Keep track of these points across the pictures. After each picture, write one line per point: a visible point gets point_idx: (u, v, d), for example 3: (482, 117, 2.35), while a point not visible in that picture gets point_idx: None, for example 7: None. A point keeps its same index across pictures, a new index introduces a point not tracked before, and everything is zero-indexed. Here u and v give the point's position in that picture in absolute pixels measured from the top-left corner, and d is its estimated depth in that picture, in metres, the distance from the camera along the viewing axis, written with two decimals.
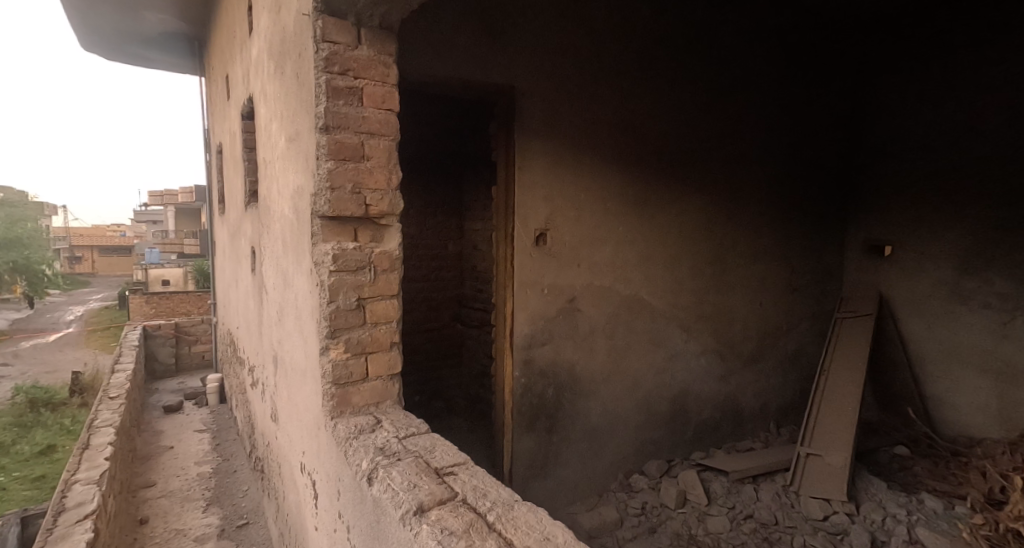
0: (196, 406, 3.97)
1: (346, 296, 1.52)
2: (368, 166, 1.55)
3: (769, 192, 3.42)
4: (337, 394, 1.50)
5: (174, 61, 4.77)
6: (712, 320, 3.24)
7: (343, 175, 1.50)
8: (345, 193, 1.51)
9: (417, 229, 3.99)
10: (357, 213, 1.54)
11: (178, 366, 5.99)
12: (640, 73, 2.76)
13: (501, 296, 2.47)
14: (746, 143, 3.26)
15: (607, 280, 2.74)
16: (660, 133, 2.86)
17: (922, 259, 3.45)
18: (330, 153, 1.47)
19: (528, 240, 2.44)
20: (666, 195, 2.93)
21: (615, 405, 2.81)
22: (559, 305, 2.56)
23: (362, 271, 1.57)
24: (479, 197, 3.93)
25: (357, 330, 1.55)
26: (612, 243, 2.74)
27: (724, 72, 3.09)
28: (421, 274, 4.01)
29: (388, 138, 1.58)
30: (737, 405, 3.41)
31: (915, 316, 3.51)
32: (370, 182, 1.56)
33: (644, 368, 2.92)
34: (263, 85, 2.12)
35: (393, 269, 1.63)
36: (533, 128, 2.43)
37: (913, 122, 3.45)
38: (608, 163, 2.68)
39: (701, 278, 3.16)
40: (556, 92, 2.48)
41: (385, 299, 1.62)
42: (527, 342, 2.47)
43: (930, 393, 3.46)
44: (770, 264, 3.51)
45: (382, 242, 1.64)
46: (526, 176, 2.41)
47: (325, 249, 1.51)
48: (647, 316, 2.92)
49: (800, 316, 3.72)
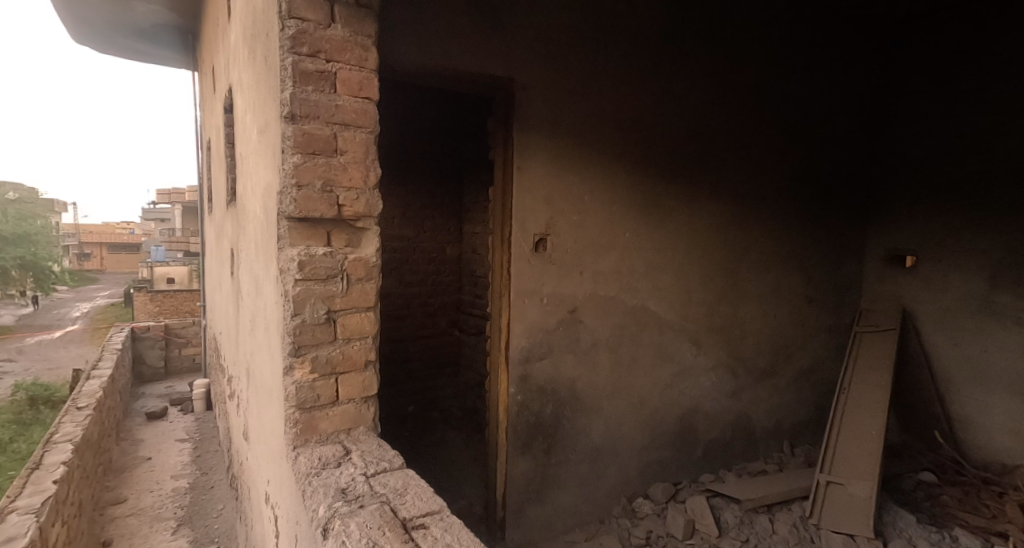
0: (181, 412, 3.81)
1: (314, 309, 1.34)
2: (342, 161, 1.37)
3: (787, 197, 3.21)
4: (302, 419, 1.32)
5: (169, 56, 4.65)
6: (723, 332, 3.03)
7: (313, 171, 1.33)
8: (314, 192, 1.33)
9: (415, 231, 3.83)
10: (329, 215, 1.37)
11: (167, 370, 5.92)
12: (651, 67, 2.57)
13: (496, 306, 2.29)
14: (762, 145, 3.05)
15: (612, 290, 2.55)
16: (671, 133, 2.67)
17: (952, 271, 3.24)
18: (297, 145, 1.30)
19: (527, 245, 2.25)
20: (676, 198, 2.74)
21: (619, 423, 2.61)
22: (560, 316, 2.37)
23: (334, 280, 1.39)
24: (479, 198, 3.76)
25: (326, 347, 1.37)
26: (618, 250, 2.55)
27: (740, 67, 2.89)
28: (417, 278, 3.84)
29: (366, 129, 1.41)
30: (749, 424, 3.20)
31: (941, 331, 3.29)
32: (344, 178, 1.38)
33: (651, 384, 2.72)
34: (239, 73, 1.95)
35: (371, 278, 1.45)
36: (534, 124, 2.24)
37: (942, 124, 3.24)
38: (615, 164, 2.49)
39: (713, 287, 2.96)
40: (559, 85, 2.30)
41: (360, 313, 1.43)
42: (524, 356, 2.28)
43: (957, 415, 3.23)
44: (785, 273, 3.30)
45: (358, 246, 1.45)
46: (524, 176, 2.23)
47: (291, 255, 1.33)
48: (655, 328, 2.73)
49: (817, 329, 3.51)
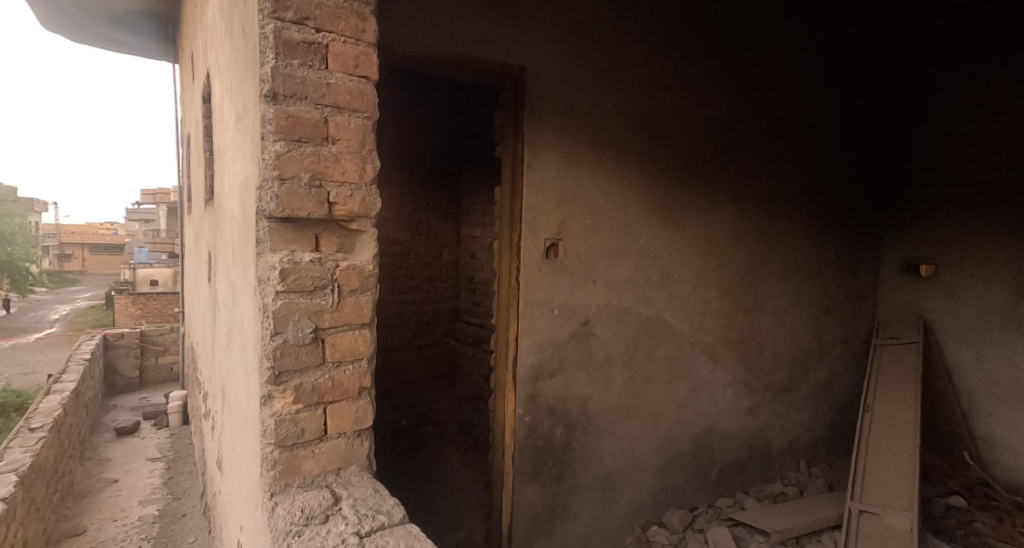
0: (155, 428, 3.55)
1: (298, 327, 1.12)
2: (334, 150, 1.16)
3: (805, 202, 3.04)
4: (282, 460, 1.10)
5: (149, 45, 4.37)
6: (740, 345, 2.84)
7: (298, 162, 1.11)
8: (299, 187, 1.11)
9: (409, 234, 3.61)
10: (317, 214, 1.15)
11: (142, 380, 5.62)
12: (668, 60, 2.38)
13: (503, 318, 2.07)
14: (780, 146, 2.88)
15: (626, 300, 2.34)
16: (688, 132, 2.48)
17: (975, 281, 3.09)
18: (279, 129, 1.08)
19: (537, 252, 2.04)
20: (693, 202, 2.55)
21: (632, 445, 2.40)
22: (571, 329, 2.16)
23: (322, 291, 1.16)
24: (478, 200, 3.56)
25: (313, 372, 1.15)
26: (633, 257, 2.35)
27: (759, 63, 2.71)
28: (411, 285, 3.62)
29: (363, 115, 1.19)
30: (765, 443, 3.01)
31: (964, 344, 3.14)
32: (336, 172, 1.16)
33: (665, 402, 2.52)
34: (215, 55, 1.72)
35: (366, 290, 1.23)
36: (546, 119, 2.04)
37: (965, 128, 3.09)
38: (630, 164, 2.30)
39: (730, 297, 2.78)
40: (573, 76, 2.10)
41: (353, 330, 1.21)
42: (533, 373, 2.07)
43: (981, 433, 3.07)
44: (803, 283, 3.12)
45: (351, 252, 1.24)
46: (536, 176, 2.02)
47: (272, 262, 1.12)
48: (670, 341, 2.53)
49: (833, 341, 3.34)
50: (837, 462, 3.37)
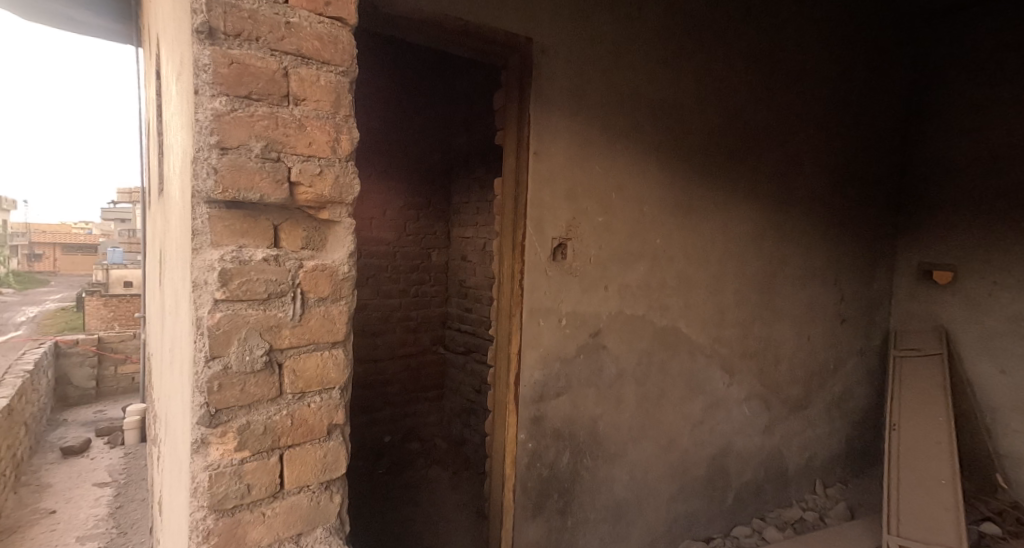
0: (107, 447, 3.35)
1: (244, 348, 0.84)
2: (297, 113, 0.88)
3: (822, 203, 2.84)
4: (218, 529, 0.81)
5: (109, 26, 4.00)
6: (757, 356, 2.61)
7: (245, 125, 0.83)
8: (248, 160, 0.83)
9: (395, 234, 3.31)
10: (274, 196, 0.87)
11: (98, 391, 5.28)
12: (687, 41, 2.15)
13: (503, 329, 1.80)
14: (800, 142, 2.66)
15: (640, 308, 2.09)
16: (707, 122, 2.25)
17: (999, 289, 2.91)
18: (219, 79, 0.80)
19: (544, 252, 1.78)
20: (711, 199, 2.31)
21: (645, 471, 2.15)
22: (580, 341, 1.90)
23: (278, 300, 0.88)
24: (471, 198, 3.29)
25: (264, 408, 0.86)
26: (648, 260, 2.10)
27: (780, 51, 2.50)
28: (397, 289, 3.33)
29: (337, 69, 0.92)
30: (782, 463, 2.78)
31: (986, 356, 2.97)
32: (301, 141, 0.88)
33: (680, 422, 2.27)
34: (160, 11, 1.43)
35: (340, 299, 0.95)
36: (555, 99, 1.77)
37: (987, 128, 2.93)
38: (646, 155, 2.05)
39: (748, 304, 2.54)
40: (585, 52, 1.84)
41: (321, 352, 0.93)
42: (538, 392, 1.80)
43: (1006, 450, 2.90)
44: (820, 290, 2.91)
45: (320, 250, 0.95)
46: (543, 164, 1.76)
47: (209, 261, 0.83)
48: (686, 353, 2.28)
49: (849, 352, 3.13)
50: (851, 482, 3.16)
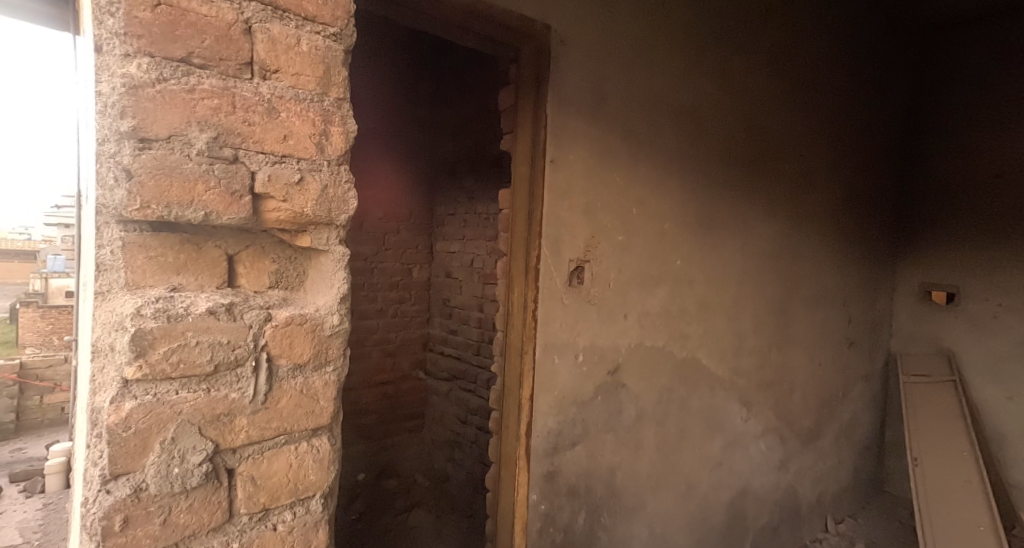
0: (23, 497, 2.90)
1: (170, 456, 0.53)
2: (265, 90, 0.58)
3: (833, 220, 2.68)
4: None
5: None
6: (773, 387, 2.40)
7: (180, 103, 0.53)
8: (182, 157, 0.53)
9: (373, 248, 2.99)
10: (226, 215, 0.57)
11: (19, 425, 4.70)
12: (710, 41, 1.94)
13: (511, 368, 1.51)
14: (814, 154, 2.50)
15: (660, 339, 1.84)
16: (727, 131, 2.04)
17: (1004, 313, 2.82)
18: (136, 28, 0.50)
19: (560, 277, 1.51)
20: (731, 215, 2.10)
21: (665, 525, 1.89)
22: (599, 379, 1.63)
23: (230, 373, 0.58)
24: (457, 209, 3.01)
25: (201, 544, 0.56)
26: (668, 284, 1.86)
27: (797, 57, 2.34)
28: (375, 309, 3.00)
29: (327, 31, 0.63)
30: (796, 501, 2.58)
31: (991, 381, 2.87)
32: (271, 133, 0.58)
33: (700, 465, 2.03)
34: None
35: (326, 364, 0.65)
36: (574, 99, 1.52)
37: (990, 146, 2.86)
38: (668, 166, 1.82)
39: (765, 330, 2.34)
40: (607, 45, 1.60)
41: (293, 446, 0.62)
42: (552, 443, 1.52)
43: (1013, 480, 2.80)
44: (830, 313, 2.75)
45: (296, 294, 0.66)
46: (560, 174, 1.49)
47: (113, 319, 0.52)
48: (706, 388, 2.05)
49: (856, 378, 2.98)
50: (859, 515, 3.00)
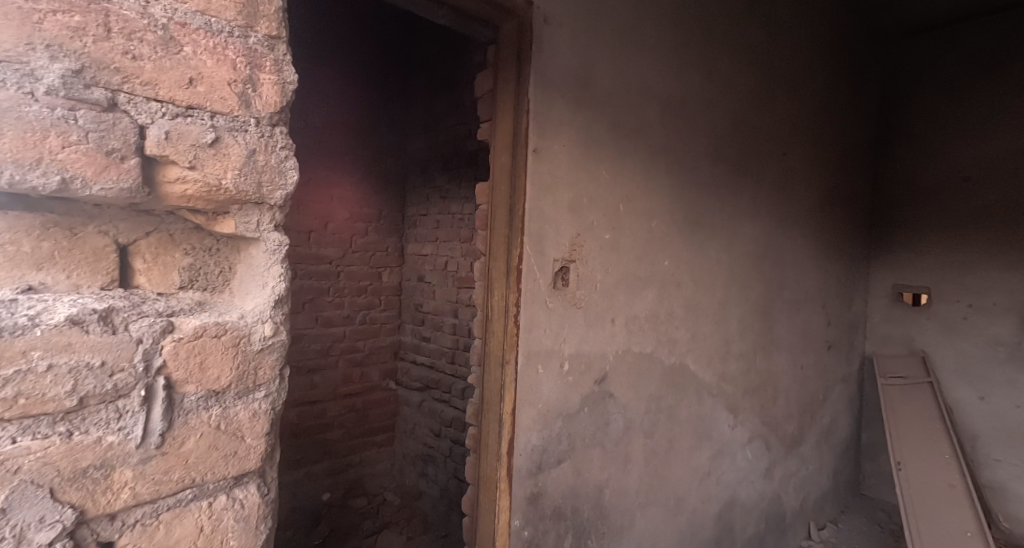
0: None
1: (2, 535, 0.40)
2: (158, 14, 0.47)
3: (813, 221, 2.62)
4: None
5: None
6: (758, 392, 2.32)
7: (16, 17, 0.41)
8: (21, 96, 0.41)
9: (339, 250, 2.79)
10: (97, 183, 0.45)
11: None
12: (695, 29, 1.84)
13: (491, 380, 1.36)
14: (795, 152, 2.44)
15: (648, 345, 1.72)
16: (712, 126, 1.94)
17: (976, 313, 2.82)
18: None
19: (544, 279, 1.38)
20: (716, 214, 2.00)
21: (653, 542, 1.77)
22: (585, 389, 1.50)
23: (107, 408, 0.45)
24: (428, 208, 2.85)
25: None
26: (656, 287, 1.74)
27: (779, 52, 2.27)
28: (341, 315, 2.81)
29: None
30: (781, 510, 2.50)
31: (965, 381, 2.86)
32: (170, 73, 0.48)
33: (688, 476, 1.91)
34: None
35: (254, 390, 0.54)
36: (557, 82, 1.39)
37: (961, 148, 2.88)
38: (654, 160, 1.70)
39: (749, 334, 2.25)
40: (591, 26, 1.47)
41: (203, 499, 0.51)
42: (536, 462, 1.38)
43: (988, 480, 2.80)
44: (811, 316, 2.69)
45: (215, 297, 0.54)
46: (543, 164, 1.36)
47: None
48: (694, 395, 1.94)
49: (835, 381, 2.94)
50: (841, 520, 2.95)
